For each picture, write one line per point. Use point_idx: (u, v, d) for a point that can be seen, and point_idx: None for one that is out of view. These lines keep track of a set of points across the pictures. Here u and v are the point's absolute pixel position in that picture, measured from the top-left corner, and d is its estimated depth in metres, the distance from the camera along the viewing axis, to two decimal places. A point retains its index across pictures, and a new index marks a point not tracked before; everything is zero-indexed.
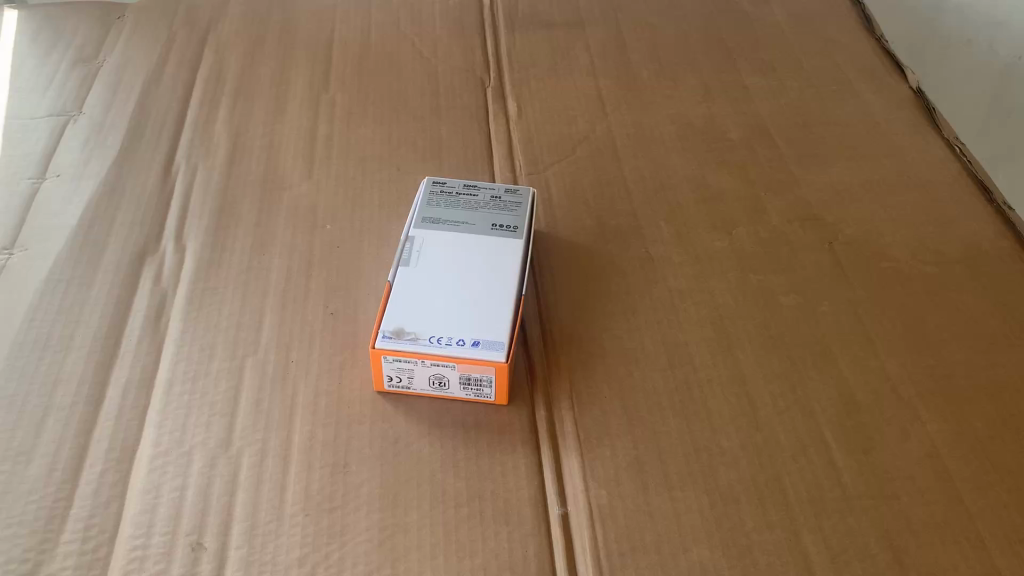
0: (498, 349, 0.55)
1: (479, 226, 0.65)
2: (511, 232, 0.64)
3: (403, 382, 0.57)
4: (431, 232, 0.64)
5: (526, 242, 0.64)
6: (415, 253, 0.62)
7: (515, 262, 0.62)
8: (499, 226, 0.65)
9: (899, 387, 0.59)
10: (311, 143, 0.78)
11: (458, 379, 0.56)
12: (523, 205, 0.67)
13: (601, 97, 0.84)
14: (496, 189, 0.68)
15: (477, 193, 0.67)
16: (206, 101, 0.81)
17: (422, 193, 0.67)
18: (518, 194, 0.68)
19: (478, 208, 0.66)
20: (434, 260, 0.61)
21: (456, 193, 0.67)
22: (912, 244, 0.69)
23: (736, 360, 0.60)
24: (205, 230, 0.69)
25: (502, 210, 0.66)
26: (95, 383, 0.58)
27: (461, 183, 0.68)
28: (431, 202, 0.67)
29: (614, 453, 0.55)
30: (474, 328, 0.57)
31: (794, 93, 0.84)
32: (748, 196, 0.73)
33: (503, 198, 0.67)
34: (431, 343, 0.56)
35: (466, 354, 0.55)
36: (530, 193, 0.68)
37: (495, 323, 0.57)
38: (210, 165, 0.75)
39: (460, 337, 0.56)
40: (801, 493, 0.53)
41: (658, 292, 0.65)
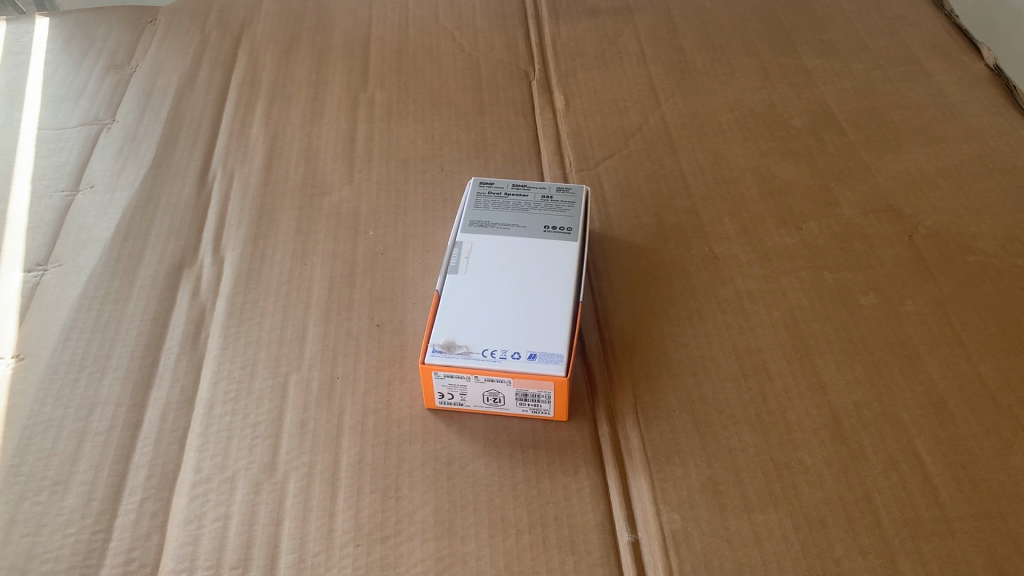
0: (556, 361, 0.51)
1: (531, 228, 0.60)
2: (565, 234, 0.60)
3: (456, 398, 0.54)
4: (480, 236, 0.60)
5: (582, 244, 0.60)
6: (463, 260, 0.58)
7: (571, 268, 0.57)
8: (552, 228, 0.60)
9: (996, 394, 0.54)
10: (351, 144, 0.75)
11: (515, 395, 0.52)
12: (577, 204, 0.62)
13: (654, 87, 0.79)
14: (547, 187, 0.64)
15: (527, 192, 0.63)
16: (241, 104, 0.78)
17: (469, 194, 0.63)
18: (571, 192, 0.63)
19: (528, 209, 0.62)
20: (484, 267, 0.58)
21: (504, 193, 0.63)
22: (1000, 235, 0.63)
23: (815, 367, 0.56)
24: (243, 240, 0.66)
25: (555, 211, 0.62)
26: (133, 406, 0.55)
27: (510, 183, 0.64)
28: (478, 204, 0.63)
29: (686, 473, 0.51)
30: (530, 339, 0.53)
31: (860, 75, 0.79)
32: (817, 187, 0.68)
33: (556, 197, 0.63)
34: (484, 357, 0.52)
35: (522, 368, 0.51)
36: (584, 190, 0.64)
37: (552, 333, 0.53)
38: (247, 171, 0.72)
39: (515, 350, 0.52)
40: (895, 513, 0.49)
41: (725, 295, 0.61)
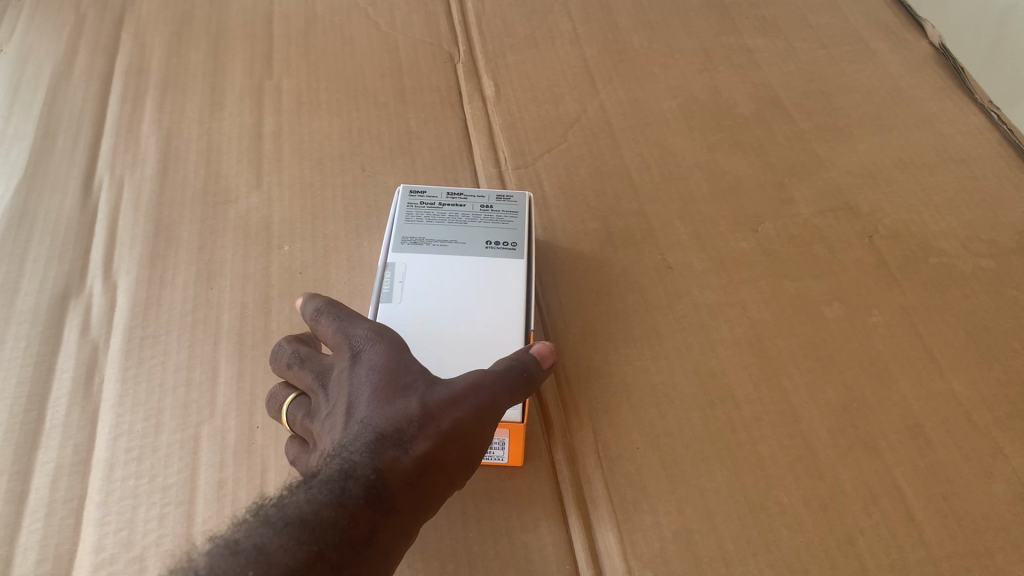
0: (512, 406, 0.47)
1: (471, 245, 0.54)
2: (510, 250, 0.54)
3: None
4: (414, 256, 0.53)
5: (529, 262, 0.54)
6: (397, 286, 0.51)
7: (520, 291, 0.52)
8: (495, 245, 0.55)
9: (972, 413, 0.51)
10: (258, 142, 0.66)
11: None
12: (520, 214, 0.56)
13: (589, 70, 0.73)
14: (485, 194, 0.57)
15: (464, 202, 0.57)
16: (128, 97, 0.69)
17: (399, 205, 0.56)
18: (513, 201, 0.57)
19: (467, 223, 0.56)
20: (422, 293, 0.51)
21: (438, 203, 0.57)
22: (962, 233, 0.60)
23: (784, 390, 0.52)
24: (139, 262, 0.58)
25: (496, 223, 0.56)
26: (17, 474, 0.47)
27: (444, 192, 0.58)
28: (410, 217, 0.56)
29: (657, 521, 0.46)
30: None
31: (804, 56, 0.75)
32: (770, 182, 0.64)
33: (496, 207, 0.57)
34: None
35: None
36: (527, 197, 0.58)
37: None
38: (139, 178, 0.63)
39: None
40: (881, 556, 0.45)
41: (683, 310, 0.56)
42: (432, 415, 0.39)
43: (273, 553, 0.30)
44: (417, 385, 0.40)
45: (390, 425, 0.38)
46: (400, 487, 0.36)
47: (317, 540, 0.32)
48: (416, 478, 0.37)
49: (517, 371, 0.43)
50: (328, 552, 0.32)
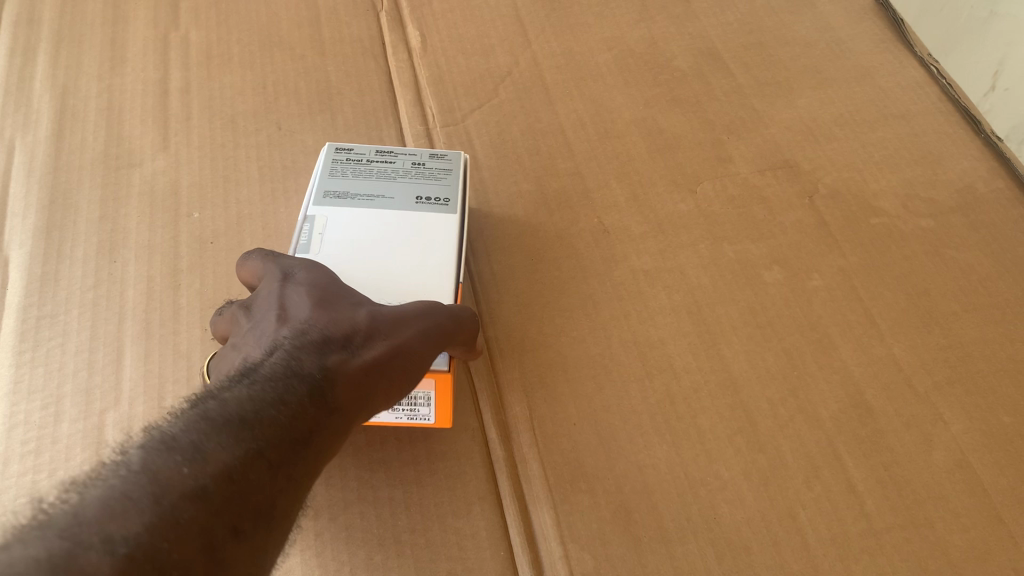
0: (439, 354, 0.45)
1: (399, 201, 0.51)
2: (441, 207, 0.51)
3: None
4: (336, 210, 0.50)
5: (461, 219, 0.51)
6: (316, 238, 0.48)
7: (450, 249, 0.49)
8: (426, 201, 0.51)
9: (913, 379, 0.50)
10: (164, 99, 0.61)
11: None
12: (454, 173, 0.53)
13: (521, 19, 0.69)
14: (418, 151, 0.54)
15: (395, 158, 0.53)
16: (18, 49, 0.63)
17: (323, 159, 0.53)
18: (447, 159, 0.54)
19: (396, 178, 0.52)
20: (342, 247, 0.48)
21: (366, 158, 0.53)
22: (901, 192, 0.59)
23: (724, 359, 0.50)
24: (33, 233, 0.53)
25: (428, 180, 0.52)
26: None
27: (372, 148, 0.54)
28: (335, 171, 0.52)
29: (595, 502, 0.44)
30: None
31: (742, 5, 0.72)
32: (709, 140, 0.62)
33: (428, 164, 0.53)
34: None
35: None
36: (462, 156, 0.54)
37: None
38: (32, 140, 0.58)
39: None
40: (822, 530, 0.44)
41: (620, 277, 0.54)
42: (380, 328, 0.38)
43: (212, 442, 0.26)
44: (361, 305, 0.39)
45: (337, 331, 0.36)
46: (346, 390, 0.34)
47: (267, 411, 0.29)
48: (363, 383, 0.35)
49: (454, 311, 0.43)
50: (272, 433, 0.28)
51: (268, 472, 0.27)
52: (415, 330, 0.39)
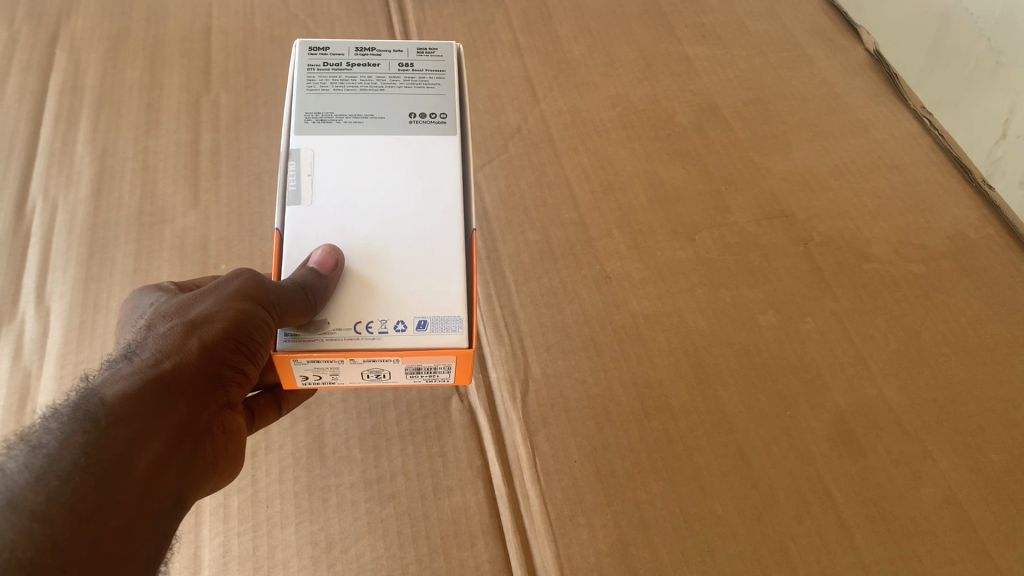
0: (456, 330, 0.40)
1: (392, 120, 0.47)
2: (440, 124, 0.47)
3: (325, 379, 0.42)
4: (323, 138, 0.45)
5: (462, 136, 0.47)
6: (306, 182, 0.44)
7: (453, 172, 0.45)
8: (421, 116, 0.47)
9: (902, 418, 0.52)
10: (194, 159, 0.65)
11: (404, 369, 0.42)
12: (448, 73, 0.49)
13: (530, 79, 0.73)
14: (403, 49, 0.49)
15: (378, 61, 0.49)
16: (62, 115, 0.68)
17: (297, 70, 0.47)
18: (437, 59, 0.49)
19: (384, 88, 0.48)
20: (337, 189, 0.44)
21: (346, 64, 0.48)
22: (894, 240, 0.62)
23: (719, 400, 0.53)
24: (73, 286, 0.57)
25: (420, 87, 0.48)
26: None
27: (351, 48, 0.49)
28: (313, 85, 0.47)
29: (594, 536, 0.47)
30: (416, 300, 0.41)
31: (742, 63, 0.75)
32: (707, 192, 0.65)
33: (416, 67, 0.49)
34: (360, 335, 0.40)
35: (412, 344, 0.40)
36: (452, 50, 0.50)
37: (445, 282, 0.42)
38: (73, 199, 0.62)
39: (399, 320, 0.40)
40: (812, 565, 0.46)
41: (620, 320, 0.56)
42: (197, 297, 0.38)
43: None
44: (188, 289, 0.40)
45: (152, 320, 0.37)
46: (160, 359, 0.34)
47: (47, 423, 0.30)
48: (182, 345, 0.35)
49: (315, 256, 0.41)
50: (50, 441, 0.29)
51: (20, 518, 0.26)
52: (218, 300, 0.37)
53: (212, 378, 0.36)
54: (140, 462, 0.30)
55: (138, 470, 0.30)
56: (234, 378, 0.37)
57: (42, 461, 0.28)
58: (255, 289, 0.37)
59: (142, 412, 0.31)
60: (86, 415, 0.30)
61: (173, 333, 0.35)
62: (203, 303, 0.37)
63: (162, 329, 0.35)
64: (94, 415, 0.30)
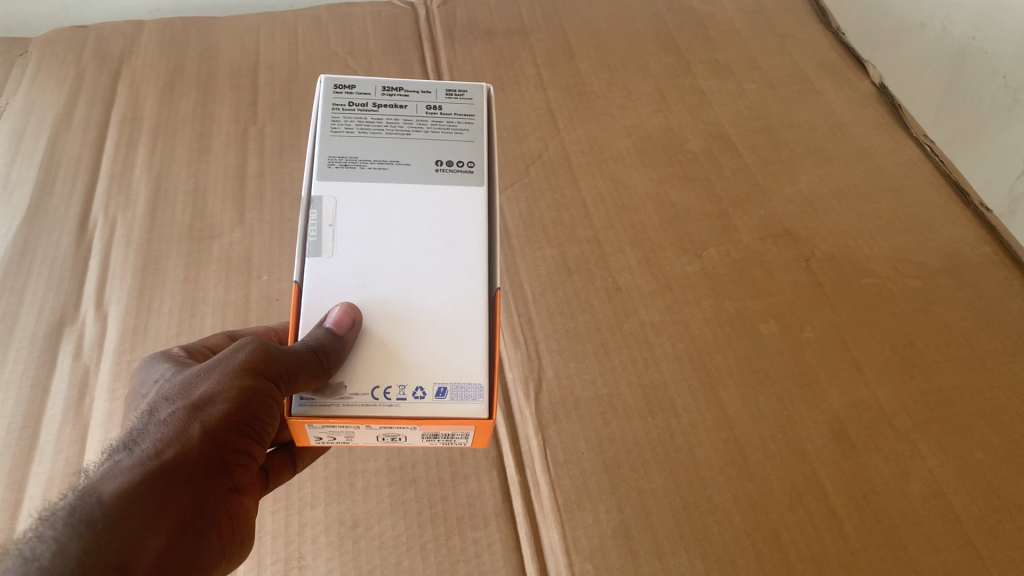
0: (476, 398, 0.41)
1: (418, 167, 0.47)
2: (467, 171, 0.47)
3: (340, 439, 0.43)
4: (347, 184, 0.45)
5: (488, 189, 0.47)
6: (328, 232, 0.44)
7: (476, 227, 0.45)
8: (447, 165, 0.47)
9: (894, 418, 0.55)
10: (241, 182, 0.71)
11: (421, 434, 0.42)
12: (476, 119, 0.49)
13: (552, 110, 0.77)
14: (432, 90, 0.49)
15: (405, 102, 0.49)
16: (122, 142, 0.74)
17: (323, 109, 0.48)
18: (467, 101, 0.50)
19: (411, 133, 0.48)
20: (359, 240, 0.44)
21: (372, 105, 0.48)
22: (892, 256, 0.65)
23: (720, 400, 0.56)
24: (128, 292, 0.63)
25: (447, 131, 0.48)
26: (12, 484, 0.53)
27: (378, 88, 0.49)
28: (339, 129, 0.47)
29: (598, 519, 0.50)
30: (436, 365, 0.41)
31: (753, 95, 0.80)
32: (715, 212, 0.69)
33: (443, 109, 0.49)
34: (378, 401, 0.40)
35: (431, 412, 0.40)
36: (483, 94, 0.50)
37: (466, 348, 0.42)
38: (130, 216, 0.68)
39: (418, 387, 0.41)
40: (802, 550, 0.49)
41: (629, 328, 0.60)
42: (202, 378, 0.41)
43: None
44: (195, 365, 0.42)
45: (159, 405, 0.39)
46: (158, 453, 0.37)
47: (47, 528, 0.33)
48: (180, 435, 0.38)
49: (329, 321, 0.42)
50: (47, 549, 0.32)
51: None
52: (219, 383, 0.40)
53: (214, 463, 0.39)
54: (132, 564, 0.33)
55: (133, 572, 0.33)
56: (239, 456, 0.40)
57: (38, 570, 0.32)
58: (259, 366, 0.40)
59: (136, 514, 0.34)
60: (82, 517, 0.33)
61: (176, 418, 0.38)
62: (207, 381, 0.40)
63: (166, 418, 0.38)
64: (89, 519, 0.33)
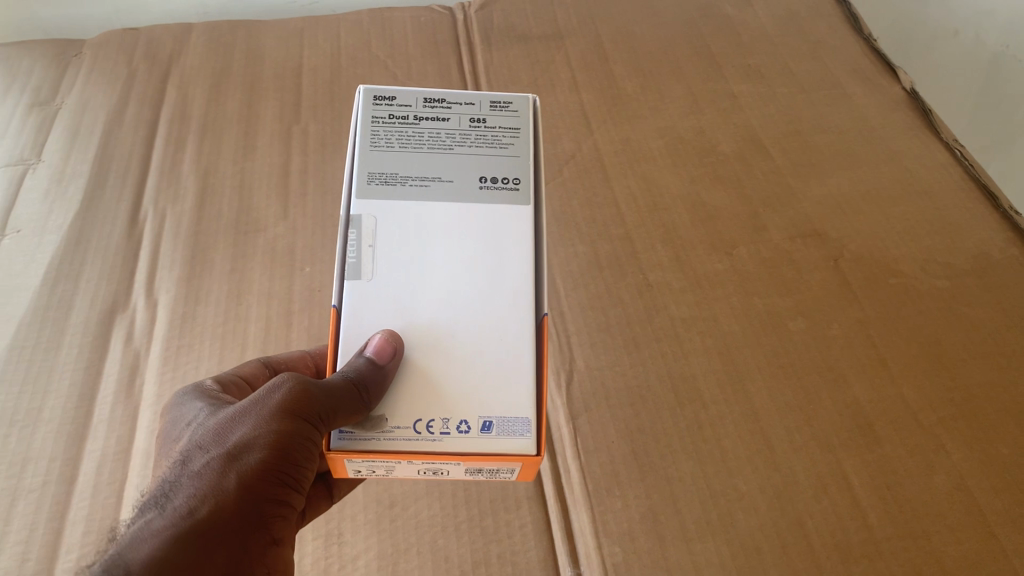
0: (523, 433, 0.40)
1: (459, 184, 0.46)
2: (511, 188, 0.46)
3: (381, 473, 0.42)
4: (386, 203, 0.45)
5: (533, 207, 0.46)
6: (367, 252, 0.43)
7: (520, 250, 0.45)
8: (489, 182, 0.46)
9: (919, 414, 0.56)
10: (284, 179, 0.74)
11: (466, 469, 0.42)
12: (521, 132, 0.48)
13: (586, 112, 0.79)
14: (475, 102, 0.48)
15: (448, 114, 0.48)
16: (171, 140, 0.77)
17: (362, 121, 0.47)
18: (512, 113, 0.49)
19: (453, 147, 0.47)
20: (399, 261, 0.43)
21: (413, 118, 0.48)
22: (920, 257, 0.66)
23: (748, 394, 0.58)
24: (176, 282, 0.66)
25: (491, 146, 0.47)
26: (67, 460, 0.56)
27: (420, 99, 0.48)
28: (379, 142, 0.47)
29: (626, 504, 0.52)
30: (481, 398, 0.41)
31: (785, 99, 0.81)
32: (745, 212, 0.70)
33: (487, 122, 0.48)
34: (421, 436, 0.40)
35: (476, 447, 0.40)
36: (529, 105, 0.49)
37: (512, 379, 0.41)
38: (179, 210, 0.71)
39: (462, 421, 0.40)
40: (826, 538, 0.50)
41: (659, 322, 0.62)
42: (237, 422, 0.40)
43: None
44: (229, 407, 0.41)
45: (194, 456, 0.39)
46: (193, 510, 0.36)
47: None
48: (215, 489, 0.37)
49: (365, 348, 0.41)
50: None
51: None
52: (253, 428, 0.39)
53: (253, 512, 0.38)
54: None
55: None
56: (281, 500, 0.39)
57: None
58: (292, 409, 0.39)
59: None
60: None
61: (210, 471, 0.38)
62: (242, 426, 0.40)
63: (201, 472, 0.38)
64: None
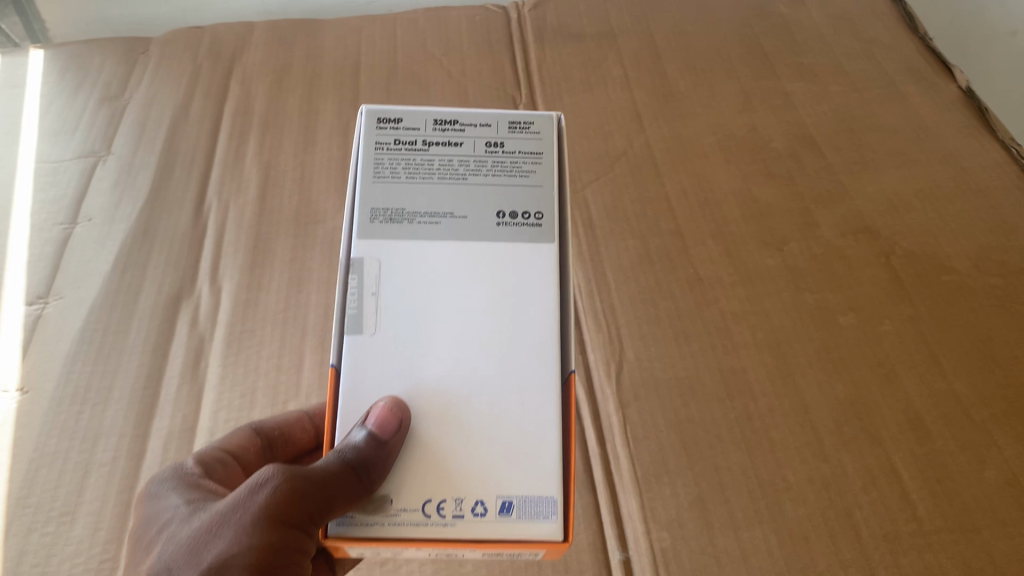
0: (548, 515, 0.36)
1: (475, 219, 0.42)
2: (533, 225, 0.42)
3: (388, 552, 0.38)
4: (392, 242, 0.40)
5: (559, 245, 0.42)
6: (369, 303, 0.39)
7: (542, 303, 0.40)
8: (507, 218, 0.42)
9: (970, 410, 0.56)
10: (343, 172, 0.76)
11: (483, 552, 0.37)
12: (544, 157, 0.44)
13: (637, 110, 0.80)
14: (492, 124, 0.44)
15: (462, 139, 0.44)
16: (234, 134, 0.80)
17: (365, 147, 0.43)
18: (533, 135, 0.44)
19: (468, 177, 0.43)
20: (404, 313, 0.39)
21: (422, 143, 0.43)
22: (974, 254, 0.66)
23: (798, 388, 0.58)
24: (239, 270, 0.68)
25: (510, 175, 0.43)
26: (135, 436, 0.58)
27: (430, 121, 0.44)
28: (385, 170, 0.42)
29: (675, 491, 0.53)
30: (500, 474, 0.37)
31: (838, 98, 0.81)
32: (797, 209, 0.71)
33: (506, 146, 0.44)
34: (431, 520, 0.36)
35: (494, 532, 0.36)
36: (552, 125, 0.45)
37: (535, 453, 0.37)
38: (242, 202, 0.74)
39: (478, 503, 0.36)
40: (875, 529, 0.51)
41: (709, 317, 0.63)
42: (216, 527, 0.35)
43: None
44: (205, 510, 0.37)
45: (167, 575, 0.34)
46: None
47: None
48: None
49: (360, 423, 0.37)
50: None
51: None
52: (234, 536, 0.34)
53: None
54: None
55: None
56: None
57: None
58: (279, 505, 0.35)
59: None
60: None
61: None
62: (220, 538, 0.35)
63: None
64: None
